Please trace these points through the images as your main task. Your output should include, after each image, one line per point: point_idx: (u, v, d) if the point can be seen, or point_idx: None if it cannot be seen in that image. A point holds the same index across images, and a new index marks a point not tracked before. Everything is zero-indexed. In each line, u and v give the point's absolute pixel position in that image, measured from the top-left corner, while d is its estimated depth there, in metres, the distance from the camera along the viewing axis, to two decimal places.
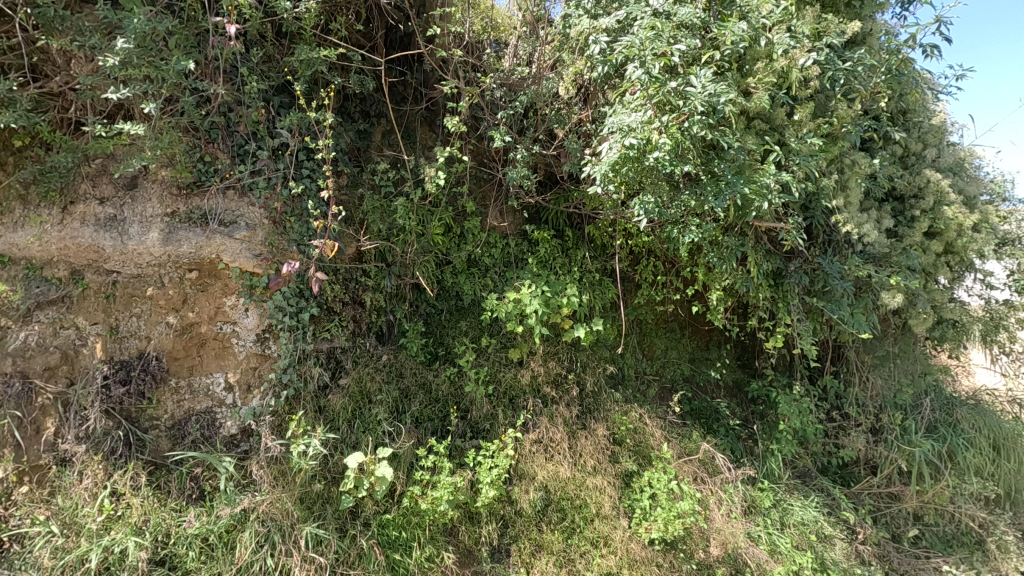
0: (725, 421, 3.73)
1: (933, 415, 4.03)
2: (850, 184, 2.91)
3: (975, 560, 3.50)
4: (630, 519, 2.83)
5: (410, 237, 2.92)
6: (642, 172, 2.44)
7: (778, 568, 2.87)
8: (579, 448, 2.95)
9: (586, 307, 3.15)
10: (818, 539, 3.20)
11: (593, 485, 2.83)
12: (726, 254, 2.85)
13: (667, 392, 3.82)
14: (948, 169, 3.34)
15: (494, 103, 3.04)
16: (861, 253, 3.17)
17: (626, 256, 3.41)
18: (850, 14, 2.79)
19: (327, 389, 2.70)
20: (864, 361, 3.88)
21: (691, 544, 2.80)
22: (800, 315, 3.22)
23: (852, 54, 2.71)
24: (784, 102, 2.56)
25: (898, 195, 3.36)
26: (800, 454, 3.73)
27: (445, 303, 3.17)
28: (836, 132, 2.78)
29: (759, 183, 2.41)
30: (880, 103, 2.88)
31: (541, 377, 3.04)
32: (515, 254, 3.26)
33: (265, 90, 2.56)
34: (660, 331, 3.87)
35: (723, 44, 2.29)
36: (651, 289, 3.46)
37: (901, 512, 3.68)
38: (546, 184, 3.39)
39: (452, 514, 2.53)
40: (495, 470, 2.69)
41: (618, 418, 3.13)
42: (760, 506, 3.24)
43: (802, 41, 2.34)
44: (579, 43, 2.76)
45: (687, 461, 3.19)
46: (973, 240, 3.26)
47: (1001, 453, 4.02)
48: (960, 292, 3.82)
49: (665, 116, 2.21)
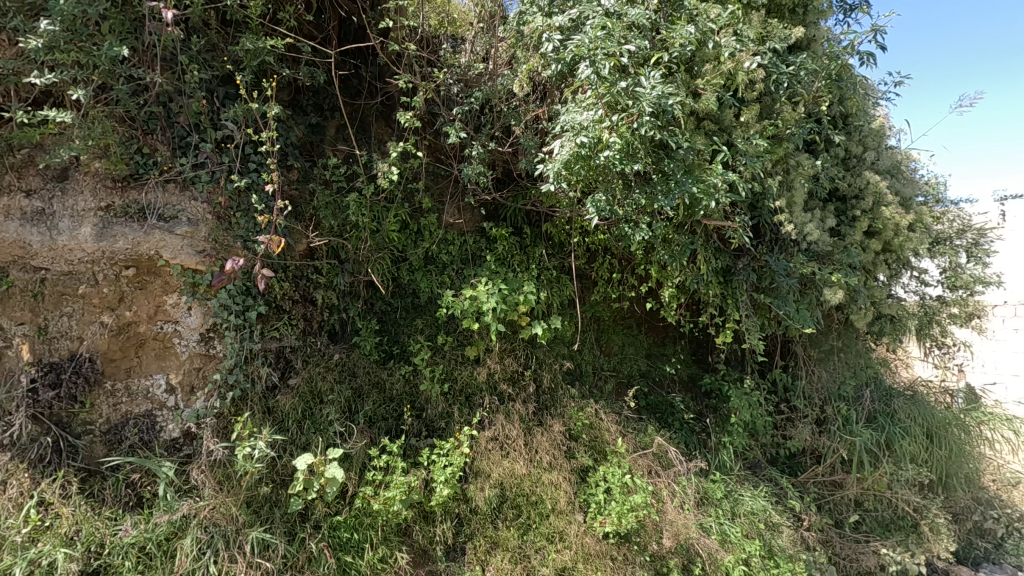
0: (680, 415, 3.80)
1: (872, 406, 4.24)
2: (795, 184, 3.00)
3: (910, 542, 3.70)
4: (586, 513, 2.87)
5: (363, 234, 2.86)
6: (594, 171, 2.46)
7: (728, 557, 2.96)
8: (535, 445, 2.97)
9: (544, 305, 3.15)
10: (766, 526, 3.31)
11: (548, 481, 2.85)
12: (677, 252, 2.91)
13: (624, 387, 3.86)
14: (886, 171, 3.51)
15: (450, 99, 3.01)
16: (806, 252, 3.29)
17: (584, 254, 3.43)
18: (794, 20, 2.90)
19: (276, 389, 2.63)
20: (810, 355, 4.03)
21: (644, 536, 2.85)
22: (748, 311, 3.32)
23: (795, 60, 2.81)
24: (731, 104, 2.64)
25: (840, 196, 3.49)
26: (750, 445, 3.84)
27: (401, 300, 3.13)
28: (781, 134, 2.86)
29: (706, 182, 2.46)
30: (823, 107, 2.99)
31: (498, 374, 3.04)
32: (473, 251, 3.23)
33: (208, 80, 2.47)
34: (617, 328, 3.93)
35: (672, 46, 2.33)
36: (608, 286, 3.50)
37: (843, 499, 3.85)
38: (504, 181, 3.38)
39: (405, 514, 2.50)
40: (449, 468, 2.67)
41: (574, 413, 3.17)
42: (712, 498, 3.33)
43: (747, 44, 2.42)
44: (533, 40, 2.76)
45: (642, 455, 3.24)
46: (908, 239, 3.43)
47: (933, 441, 4.26)
48: (897, 289, 4.03)
49: (615, 115, 2.24)
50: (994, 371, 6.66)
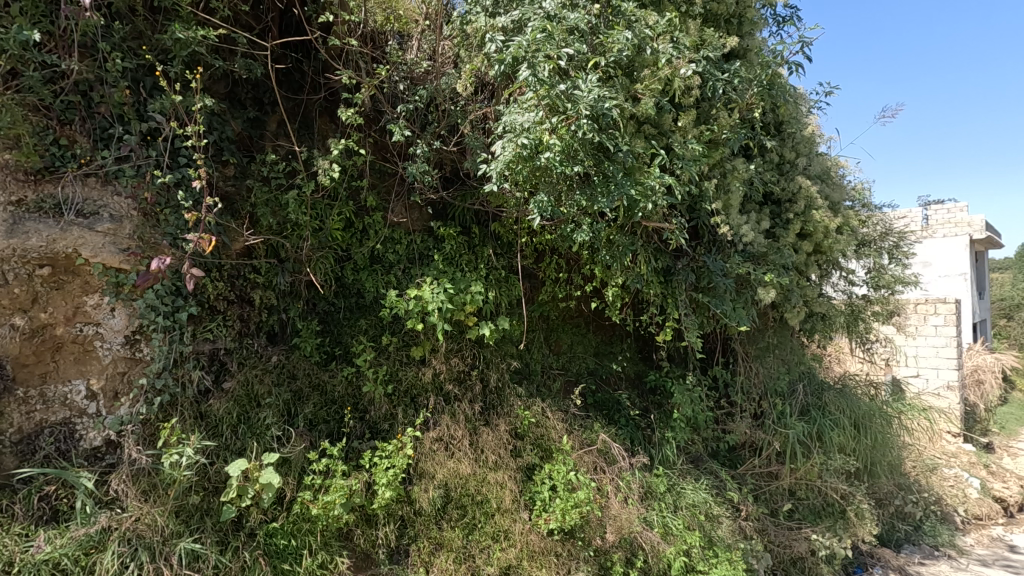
0: (626, 412, 3.86)
1: (805, 400, 4.47)
2: (731, 188, 3.10)
3: (838, 527, 3.95)
4: (531, 511, 2.90)
5: (304, 233, 2.77)
6: (536, 172, 2.47)
7: (669, 549, 3.06)
8: (481, 445, 2.96)
9: (491, 305, 3.15)
10: (706, 518, 3.44)
11: (494, 480, 2.86)
12: (618, 252, 2.97)
13: (571, 385, 3.90)
14: (816, 176, 3.70)
15: (395, 96, 2.97)
16: (742, 252, 3.42)
17: (531, 254, 3.44)
18: (729, 30, 3.01)
19: (209, 393, 2.53)
20: (748, 352, 4.17)
21: (589, 532, 2.90)
22: (687, 310, 3.42)
23: (728, 69, 2.93)
24: (669, 109, 2.72)
25: (775, 199, 3.65)
26: (692, 440, 3.96)
27: (345, 300, 3.06)
28: (717, 139, 2.96)
29: (644, 185, 2.53)
30: (757, 113, 3.11)
31: (443, 374, 3.01)
32: (419, 250, 3.19)
33: (134, 70, 2.34)
34: (566, 326, 3.97)
35: (610, 50, 2.38)
36: (555, 286, 3.52)
37: (778, 489, 4.04)
38: (452, 180, 3.34)
39: (346, 518, 2.45)
40: (391, 470, 2.63)
41: (521, 412, 3.18)
42: (656, 492, 3.43)
43: (683, 51, 2.51)
44: (477, 40, 2.77)
45: (587, 452, 3.30)
46: (837, 241, 3.63)
47: (860, 431, 4.55)
48: (827, 288, 4.24)
49: (555, 117, 2.27)
50: (916, 365, 7.17)
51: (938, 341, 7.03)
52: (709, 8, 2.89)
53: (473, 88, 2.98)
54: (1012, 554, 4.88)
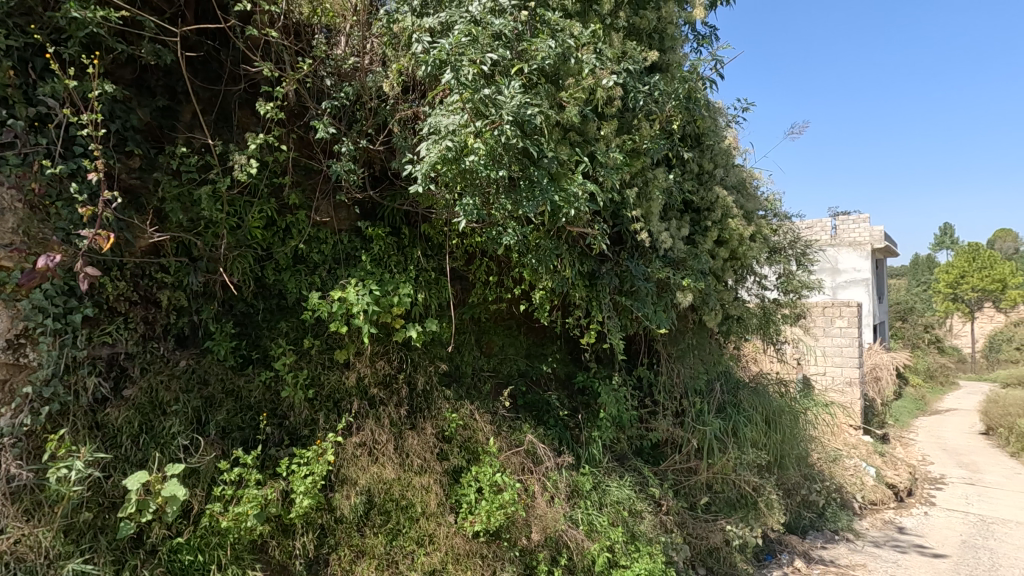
0: (555, 412, 3.92)
1: (720, 398, 4.73)
2: (653, 196, 3.21)
3: (749, 517, 4.22)
4: (457, 514, 2.90)
5: (219, 231, 2.61)
6: (462, 174, 2.47)
7: (593, 546, 3.15)
8: (407, 449, 2.92)
9: (420, 307, 3.10)
10: (629, 513, 3.57)
11: (420, 484, 2.83)
12: (544, 255, 3.02)
13: (502, 386, 3.90)
14: (731, 187, 3.92)
15: (321, 92, 2.87)
16: (663, 257, 3.57)
17: (462, 256, 3.40)
18: (650, 44, 3.14)
19: (107, 401, 2.36)
20: (670, 352, 4.35)
21: (514, 532, 2.95)
22: (611, 313, 3.52)
23: (649, 81, 3.05)
24: (593, 118, 2.81)
25: (695, 207, 3.82)
26: (618, 438, 4.07)
27: (265, 301, 2.92)
28: (639, 149, 3.06)
29: (567, 191, 2.60)
30: (676, 125, 3.26)
31: (368, 378, 2.91)
32: (346, 250, 3.09)
33: (21, 49, 2.14)
34: (497, 328, 3.92)
35: (533, 58, 2.42)
36: (485, 288, 3.50)
37: (697, 483, 4.24)
38: (381, 179, 3.27)
39: (260, 529, 2.35)
40: (310, 478, 2.54)
41: (448, 415, 3.13)
42: (582, 490, 3.51)
43: (605, 62, 2.61)
44: (403, 40, 2.74)
45: (514, 452, 3.32)
46: (750, 248, 3.86)
47: (770, 426, 4.88)
48: (742, 291, 4.50)
49: (479, 122, 2.27)
50: (824, 363, 7.74)
51: (842, 341, 7.63)
52: (632, 21, 3.00)
53: (402, 87, 2.94)
54: (900, 535, 5.38)
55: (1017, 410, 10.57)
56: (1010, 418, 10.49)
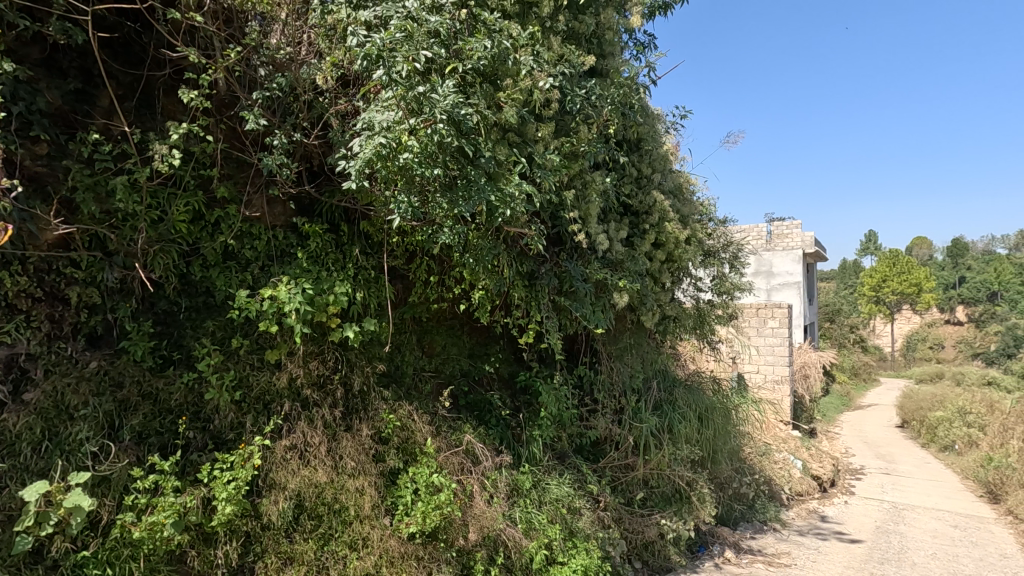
0: (497, 412, 3.91)
1: (657, 396, 4.89)
2: (590, 198, 3.27)
3: (683, 511, 4.38)
4: (392, 516, 2.85)
5: (139, 224, 2.40)
6: (397, 172, 2.42)
7: (530, 544, 3.19)
8: (340, 452, 2.83)
9: (358, 306, 3.00)
10: (568, 511, 3.62)
11: (353, 487, 2.76)
12: (480, 255, 2.99)
13: (443, 387, 3.77)
14: (668, 191, 4.04)
15: (253, 82, 2.70)
16: (601, 258, 3.66)
17: (401, 253, 3.24)
18: (589, 49, 3.22)
19: (4, 406, 2.17)
20: (609, 351, 4.41)
21: (452, 532, 2.92)
22: (549, 313, 3.53)
23: (586, 85, 3.11)
24: (531, 120, 2.85)
25: (634, 211, 3.92)
26: (559, 437, 4.10)
27: (189, 299, 2.72)
28: (577, 151, 3.10)
29: (504, 192, 2.61)
30: (612, 129, 3.33)
31: (301, 379, 2.79)
32: (280, 247, 2.91)
33: None
34: (440, 327, 3.76)
35: (468, 57, 2.41)
36: (426, 288, 3.37)
37: (634, 479, 4.35)
38: (317, 174, 3.13)
39: (179, 539, 2.24)
40: (233, 483, 2.43)
41: (386, 416, 3.05)
42: (522, 489, 3.53)
43: (541, 64, 2.65)
44: (339, 33, 2.66)
45: (454, 453, 3.29)
46: (685, 251, 4.00)
47: (703, 423, 5.07)
48: (678, 293, 4.64)
49: (413, 119, 2.25)
50: (757, 362, 8.11)
51: (773, 341, 8.01)
52: (571, 26, 3.05)
53: (341, 80, 2.84)
54: (822, 523, 5.71)
55: (928, 404, 11.44)
56: (921, 412, 11.35)
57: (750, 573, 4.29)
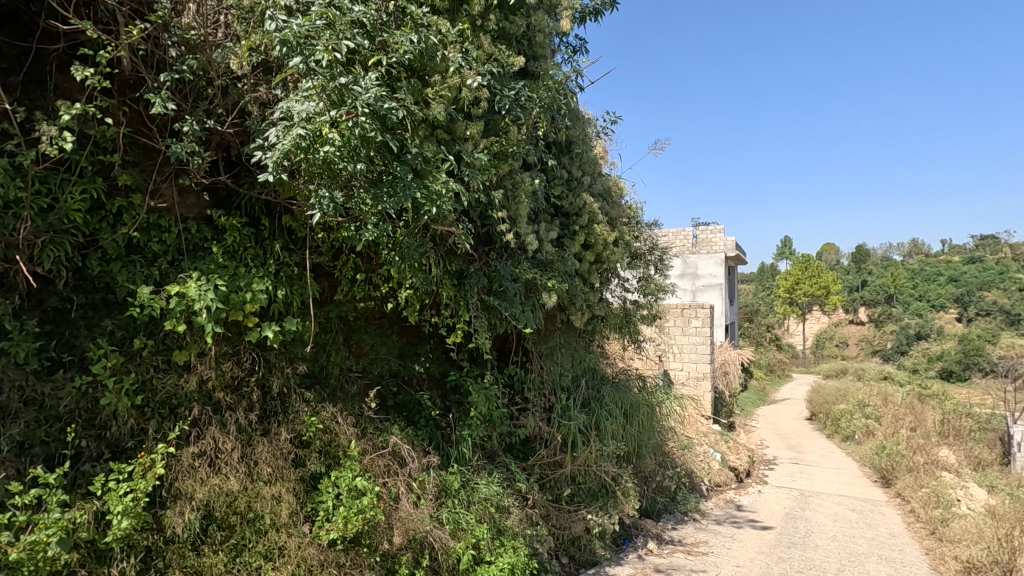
0: (426, 412, 3.84)
1: (586, 393, 5.00)
2: (520, 199, 3.26)
3: (608, 505, 4.50)
4: (312, 523, 2.71)
5: (25, 210, 2.02)
6: (316, 167, 2.33)
7: (457, 545, 3.15)
8: (255, 458, 2.64)
9: (280, 305, 2.75)
10: (496, 509, 3.63)
11: (270, 494, 2.59)
12: (407, 253, 2.90)
13: (369, 388, 3.64)
14: (597, 195, 4.13)
15: (162, 63, 2.46)
16: (531, 258, 3.69)
17: (327, 250, 3.03)
18: (520, 50, 3.26)
19: None
20: (540, 351, 4.43)
21: (376, 537, 2.82)
22: (477, 312, 3.51)
23: (515, 86, 3.13)
24: (460, 118, 2.83)
25: (564, 213, 3.97)
26: (489, 437, 4.08)
27: (85, 296, 2.37)
28: (506, 151, 3.10)
29: (430, 189, 2.56)
30: (542, 130, 3.34)
31: (213, 382, 2.56)
32: (193, 241, 2.60)
33: None
34: (368, 326, 3.62)
35: (393, 51, 2.36)
36: (352, 286, 3.19)
37: (562, 476, 4.42)
38: (236, 165, 2.85)
39: (66, 558, 2.02)
40: (130, 496, 2.21)
41: (308, 420, 2.87)
42: (450, 490, 3.49)
43: (470, 62, 2.64)
44: (257, 15, 2.47)
45: (380, 455, 3.20)
46: (613, 252, 4.09)
47: (629, 419, 5.22)
48: (607, 293, 4.76)
49: (333, 111, 2.16)
50: (681, 359, 8.48)
51: (696, 339, 8.39)
52: (501, 25, 3.05)
53: (263, 67, 2.65)
54: (738, 512, 6.04)
55: (832, 398, 12.41)
56: (825, 405, 12.30)
57: (670, 562, 4.47)
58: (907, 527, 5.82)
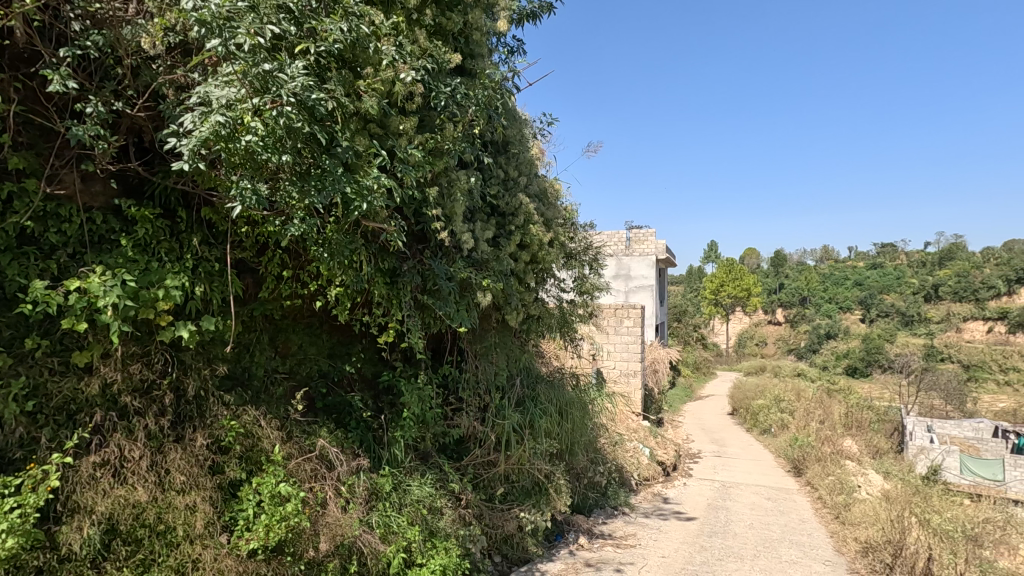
0: (357, 414, 3.71)
1: (520, 392, 5.03)
2: (455, 198, 3.22)
3: (540, 502, 4.56)
4: (230, 533, 2.54)
5: None
6: (236, 156, 2.20)
7: (388, 548, 3.08)
8: (167, 466, 2.43)
9: (197, 303, 2.55)
10: (429, 511, 3.58)
11: (183, 504, 2.38)
12: (336, 250, 2.79)
13: (296, 390, 3.48)
14: (533, 195, 4.16)
15: (62, 37, 2.24)
16: (466, 257, 3.66)
17: (253, 245, 2.82)
18: (456, 47, 3.24)
19: None
20: (476, 350, 4.40)
21: (300, 545, 2.72)
22: (410, 311, 3.44)
23: (451, 83, 3.09)
24: (393, 112, 2.76)
25: (500, 212, 3.97)
26: (422, 438, 4.01)
27: None
28: (441, 148, 3.05)
29: (360, 184, 2.48)
30: (479, 128, 3.33)
31: (119, 385, 2.34)
32: (98, 232, 2.36)
33: None
34: (296, 325, 3.43)
35: (322, 39, 2.27)
36: (278, 284, 3.02)
37: (495, 475, 4.43)
38: (148, 152, 2.62)
39: None
40: (17, 511, 1.95)
41: (228, 423, 2.68)
42: (381, 492, 3.41)
43: (404, 56, 2.58)
44: None
45: (306, 459, 3.06)
46: (548, 253, 4.13)
47: (562, 417, 5.30)
48: (542, 293, 4.80)
49: (256, 98, 2.04)
50: (614, 358, 8.73)
51: (628, 339, 8.66)
52: (438, 21, 3.01)
53: (181, 48, 2.47)
54: (664, 504, 6.29)
55: (752, 394, 13.18)
56: (746, 401, 13.04)
57: (600, 556, 4.58)
58: (815, 513, 6.26)
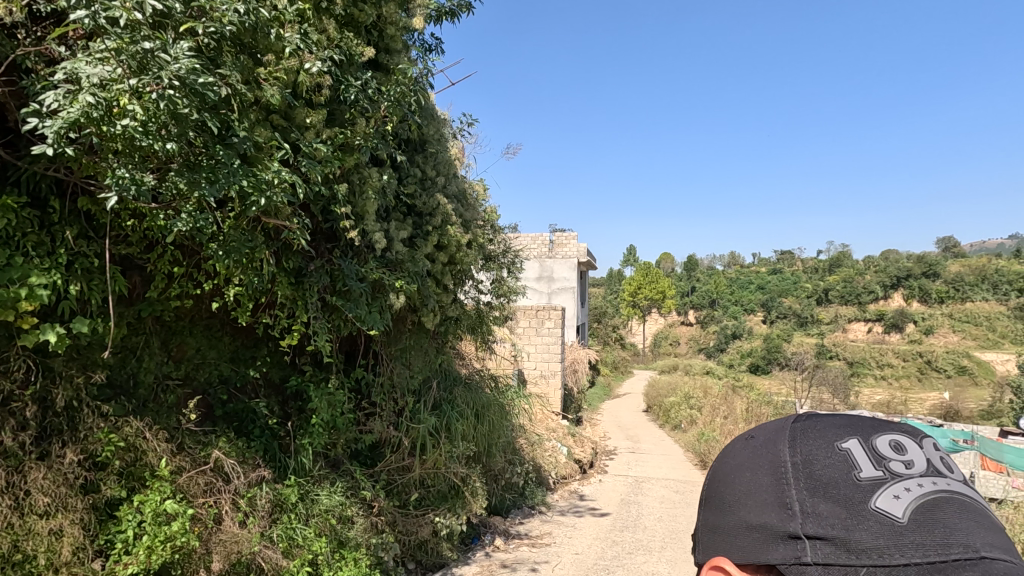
0: (261, 422, 3.47)
1: (436, 395, 4.95)
2: (366, 196, 3.11)
3: (457, 505, 4.51)
4: (105, 559, 2.29)
5: None
6: (113, 141, 1.99)
7: (291, 563, 2.92)
8: (27, 487, 2.11)
9: (71, 303, 2.27)
10: (338, 521, 3.42)
11: (48, 530, 2.10)
12: (233, 247, 2.59)
13: (189, 398, 3.19)
14: (452, 195, 4.09)
15: None
16: (379, 257, 3.54)
17: (139, 240, 2.56)
18: (369, 40, 3.16)
19: None
20: (390, 352, 4.26)
21: (189, 564, 2.52)
22: (317, 313, 3.27)
23: (362, 76, 2.99)
24: (298, 103, 2.63)
25: (417, 211, 3.88)
26: (333, 445, 3.83)
27: None
28: (351, 143, 2.92)
29: (258, 178, 2.31)
30: (394, 125, 3.23)
31: None
32: None
33: None
34: (193, 328, 3.16)
35: (214, 19, 2.08)
36: (170, 283, 2.76)
37: (410, 480, 4.32)
38: (9, 133, 2.30)
39: None
40: None
41: (104, 437, 2.40)
42: (287, 504, 3.21)
43: (309, 45, 2.48)
44: None
45: (200, 472, 2.81)
46: (466, 254, 4.08)
47: (480, 419, 5.27)
48: (461, 294, 4.74)
49: (134, 79, 1.85)
50: (534, 359, 8.83)
51: (548, 339, 8.80)
52: (350, 12, 2.90)
53: (53, 18, 2.20)
54: (580, 501, 6.44)
55: (665, 391, 13.84)
56: (659, 398, 13.68)
57: (516, 556, 4.61)
58: None
